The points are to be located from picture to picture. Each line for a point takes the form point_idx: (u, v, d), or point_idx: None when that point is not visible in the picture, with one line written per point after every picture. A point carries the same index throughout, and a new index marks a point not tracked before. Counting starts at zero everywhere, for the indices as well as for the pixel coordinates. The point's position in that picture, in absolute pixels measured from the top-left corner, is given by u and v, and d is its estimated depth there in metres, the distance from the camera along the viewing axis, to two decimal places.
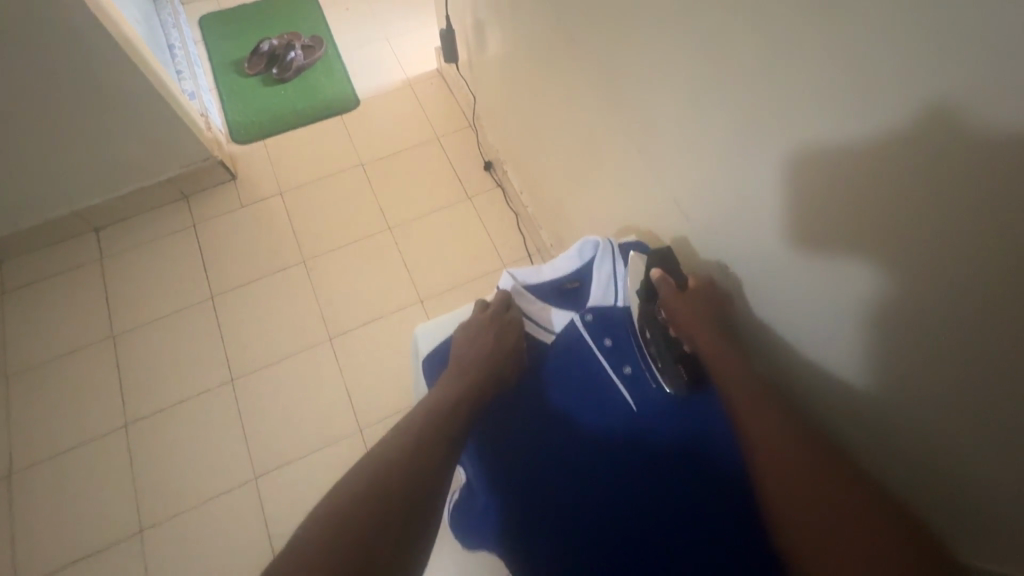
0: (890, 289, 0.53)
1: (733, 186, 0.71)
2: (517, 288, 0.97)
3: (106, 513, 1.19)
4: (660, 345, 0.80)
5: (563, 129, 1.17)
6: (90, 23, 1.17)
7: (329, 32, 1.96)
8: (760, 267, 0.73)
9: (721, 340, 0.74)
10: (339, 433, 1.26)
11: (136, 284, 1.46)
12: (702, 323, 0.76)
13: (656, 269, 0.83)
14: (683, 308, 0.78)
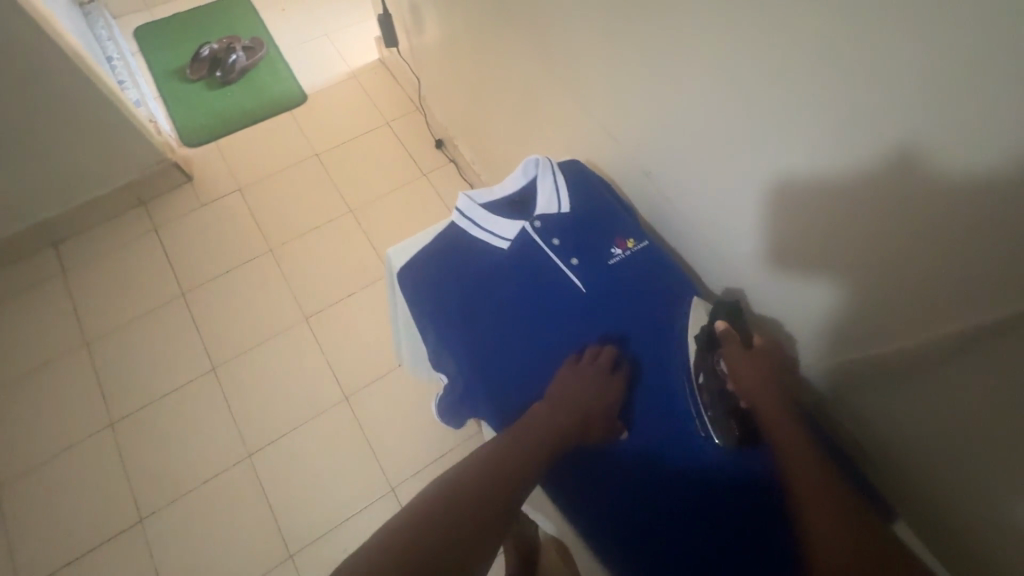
0: (879, 291, 0.62)
1: (715, 175, 0.76)
2: (463, 203, 0.77)
3: (105, 503, 1.27)
4: (716, 399, 0.68)
5: (498, 68, 1.19)
6: (49, 49, 1.26)
7: (268, 32, 1.98)
8: (761, 286, 0.80)
9: (786, 412, 0.64)
10: (327, 403, 1.38)
11: (102, 291, 1.52)
12: (769, 388, 0.66)
13: (723, 320, 0.70)
14: (750, 368, 0.67)
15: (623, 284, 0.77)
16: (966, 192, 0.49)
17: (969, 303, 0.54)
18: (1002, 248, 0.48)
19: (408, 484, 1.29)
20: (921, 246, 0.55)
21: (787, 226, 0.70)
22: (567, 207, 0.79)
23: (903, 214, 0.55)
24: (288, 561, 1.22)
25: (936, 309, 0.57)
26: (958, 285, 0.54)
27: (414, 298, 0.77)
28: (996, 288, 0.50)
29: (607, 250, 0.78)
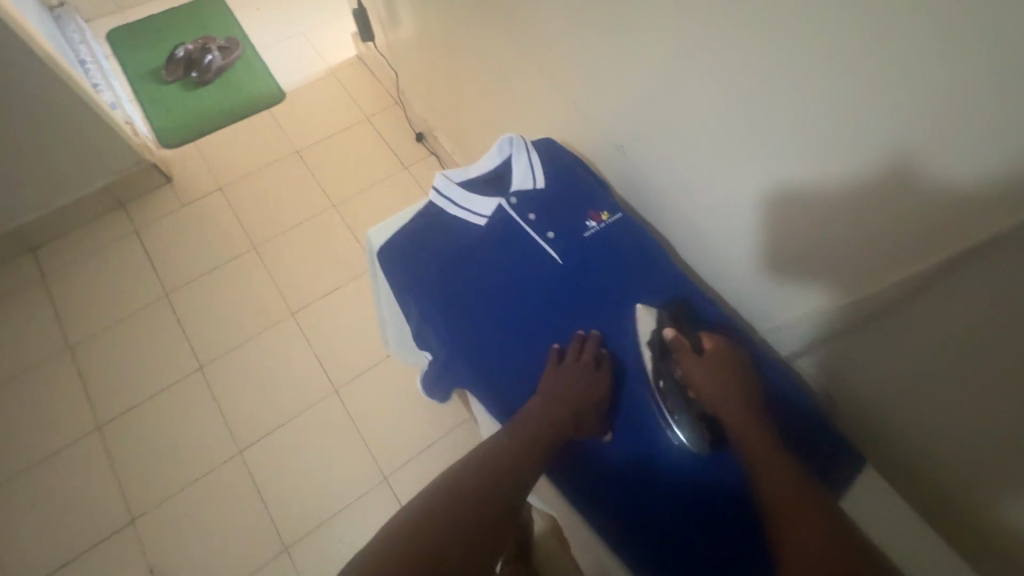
0: (873, 294, 0.65)
1: (710, 180, 0.78)
2: (440, 180, 0.79)
3: (95, 505, 1.26)
4: (680, 407, 0.68)
5: (474, 55, 1.20)
6: (22, 52, 1.26)
7: (243, 31, 1.97)
8: (757, 285, 0.83)
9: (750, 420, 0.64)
10: (317, 396, 1.38)
11: (84, 295, 1.51)
12: (729, 395, 0.66)
13: (670, 328, 0.71)
14: (706, 375, 0.67)
15: (600, 253, 0.78)
16: (914, 138, 0.52)
17: (925, 247, 0.57)
18: (952, 188, 0.51)
19: (400, 472, 1.30)
20: (880, 196, 0.58)
21: (755, 188, 0.72)
22: (542, 182, 0.80)
23: (862, 167, 0.58)
24: (284, 553, 1.22)
25: (895, 255, 0.60)
26: (913, 229, 0.57)
27: (395, 275, 0.78)
28: (949, 228, 0.53)
29: (582, 222, 0.80)
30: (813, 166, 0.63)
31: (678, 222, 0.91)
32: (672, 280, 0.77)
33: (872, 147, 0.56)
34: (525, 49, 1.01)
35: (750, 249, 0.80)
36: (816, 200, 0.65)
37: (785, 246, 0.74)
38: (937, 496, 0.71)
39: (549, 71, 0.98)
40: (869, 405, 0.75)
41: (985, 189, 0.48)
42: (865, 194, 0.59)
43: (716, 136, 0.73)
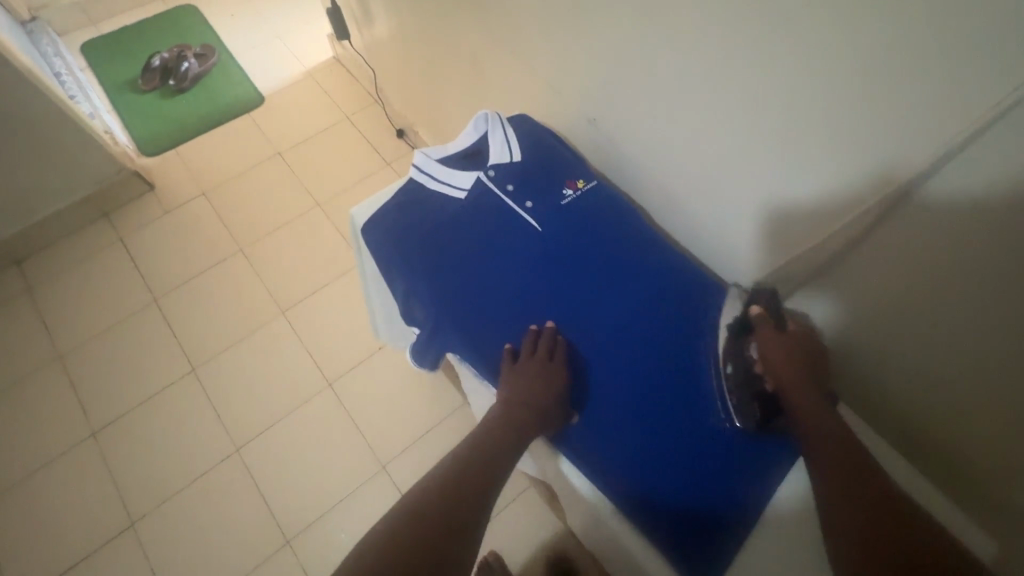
0: (892, 285, 0.66)
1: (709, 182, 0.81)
2: (419, 156, 0.81)
3: (93, 511, 1.26)
4: (742, 384, 0.67)
5: (448, 44, 1.23)
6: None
7: (219, 38, 1.98)
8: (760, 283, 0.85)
9: (818, 402, 0.62)
10: (311, 390, 1.39)
11: (70, 305, 1.51)
12: (800, 376, 0.64)
13: (758, 305, 0.69)
14: (782, 354, 0.65)
15: (577, 220, 0.81)
16: (866, 75, 0.55)
17: (881, 181, 0.60)
18: (903, 119, 0.55)
19: (398, 460, 1.32)
20: (836, 138, 0.61)
21: (720, 146, 0.76)
22: (518, 155, 0.83)
23: (819, 111, 0.61)
24: (286, 546, 1.23)
25: (853, 194, 0.64)
26: (870, 165, 0.60)
27: (379, 245, 0.79)
28: (902, 158, 0.57)
29: (559, 191, 0.83)
30: (773, 117, 0.66)
31: (659, 199, 0.94)
32: (646, 242, 0.81)
33: (827, 91, 0.59)
34: (497, 34, 1.04)
35: (719, 208, 0.83)
36: (778, 151, 0.68)
37: (766, 216, 0.76)
38: (912, 427, 0.75)
39: (522, 53, 1.01)
40: (838, 350, 0.78)
41: (934, 114, 0.52)
42: (823, 138, 0.63)
43: (683, 98, 0.76)
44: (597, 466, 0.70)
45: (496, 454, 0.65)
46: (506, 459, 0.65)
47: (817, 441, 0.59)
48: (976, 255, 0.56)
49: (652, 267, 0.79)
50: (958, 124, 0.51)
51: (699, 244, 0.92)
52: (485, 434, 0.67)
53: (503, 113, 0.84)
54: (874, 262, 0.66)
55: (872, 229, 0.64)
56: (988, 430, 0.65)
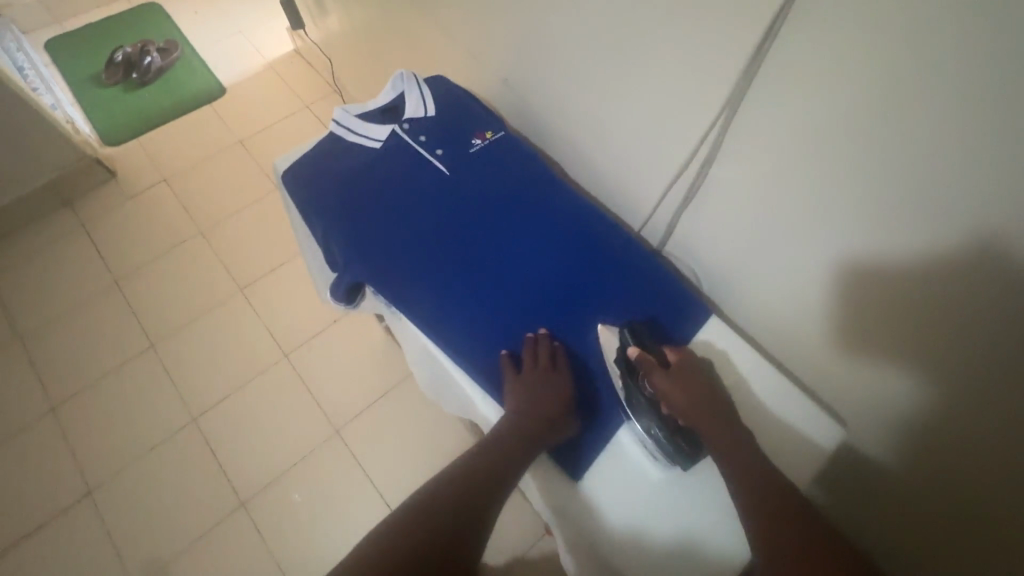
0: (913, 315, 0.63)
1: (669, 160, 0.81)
2: (338, 111, 0.87)
3: (52, 481, 1.30)
4: (656, 426, 0.67)
5: (388, 24, 1.30)
6: None
7: (182, 34, 2.04)
8: (758, 286, 0.81)
9: (721, 423, 0.65)
10: (267, 361, 1.44)
11: (32, 286, 1.55)
12: (702, 406, 0.66)
13: (634, 348, 0.70)
14: (678, 389, 0.67)
15: (483, 165, 0.85)
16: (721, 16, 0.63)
17: (719, 99, 0.69)
18: (724, 46, 0.64)
19: (352, 426, 1.37)
20: (685, 69, 0.70)
21: (604, 89, 0.84)
22: (432, 110, 0.88)
23: (672, 44, 0.69)
24: (240, 509, 1.28)
25: (703, 116, 0.72)
26: (715, 88, 0.68)
27: (298, 189, 0.84)
28: (728, 76, 0.66)
29: (469, 140, 0.87)
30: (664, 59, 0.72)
31: (574, 155, 0.99)
32: (544, 181, 0.84)
33: (690, 29, 0.67)
34: (425, 9, 1.11)
35: (616, 152, 0.90)
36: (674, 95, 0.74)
37: (773, 211, 0.72)
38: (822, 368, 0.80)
39: (447, 26, 1.08)
40: (793, 312, 0.78)
41: (744, 35, 0.61)
42: (695, 74, 0.70)
43: (574, 49, 0.84)
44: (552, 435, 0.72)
45: (504, 459, 0.66)
46: (513, 465, 0.66)
47: (736, 465, 0.62)
48: (793, 153, 0.65)
49: (546, 202, 0.83)
50: (759, 37, 0.60)
51: (610, 192, 0.96)
52: (487, 445, 0.67)
53: (419, 74, 0.90)
54: (728, 177, 0.74)
55: (723, 144, 0.72)
56: (859, 345, 0.71)
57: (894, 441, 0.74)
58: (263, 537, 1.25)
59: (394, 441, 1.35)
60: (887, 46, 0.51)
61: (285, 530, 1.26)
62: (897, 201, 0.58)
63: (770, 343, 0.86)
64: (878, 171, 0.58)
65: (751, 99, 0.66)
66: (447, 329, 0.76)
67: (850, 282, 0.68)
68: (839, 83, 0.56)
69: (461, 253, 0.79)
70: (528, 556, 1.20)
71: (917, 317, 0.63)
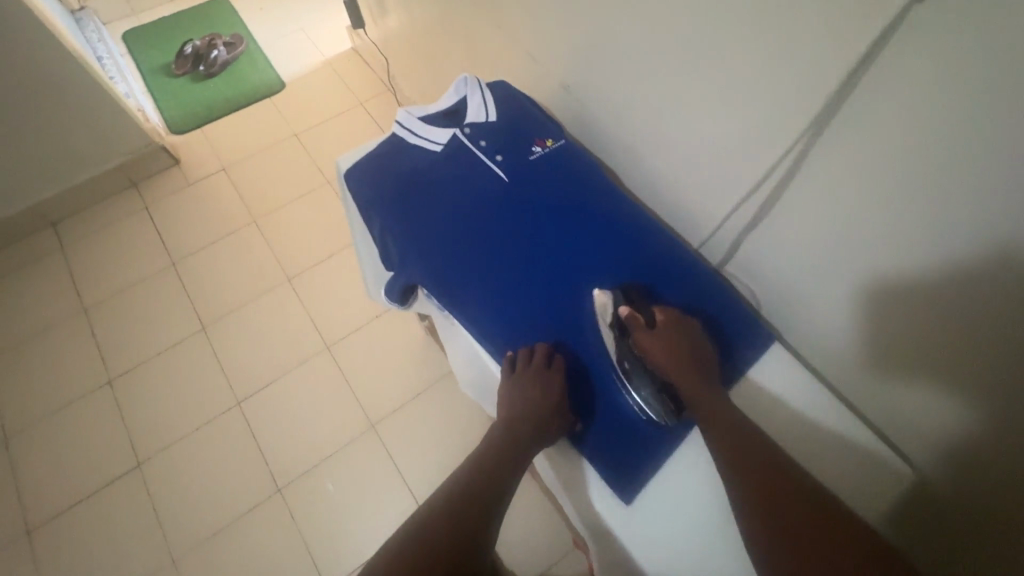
0: (1004, 373, 0.59)
1: (735, 176, 0.79)
2: (401, 111, 0.88)
3: (105, 450, 1.37)
4: (643, 382, 0.68)
5: (449, 26, 1.31)
6: (52, 48, 1.40)
7: (247, 29, 2.12)
8: (828, 314, 0.77)
9: (702, 383, 0.67)
10: (310, 351, 1.48)
11: (97, 263, 1.64)
12: (687, 368, 0.67)
13: (625, 307, 0.71)
14: (664, 349, 0.68)
15: (542, 174, 0.84)
16: (807, 37, 0.60)
17: (803, 118, 0.66)
18: (815, 63, 0.61)
19: (387, 421, 1.38)
20: (769, 84, 0.67)
21: (673, 101, 0.81)
22: (494, 116, 0.88)
23: (755, 59, 0.67)
24: (276, 494, 1.31)
25: (783, 134, 0.69)
26: (796, 109, 0.66)
27: (358, 185, 0.86)
28: (817, 95, 0.63)
29: (529, 148, 0.86)
30: (739, 76, 0.70)
31: (632, 166, 0.97)
32: (602, 191, 0.83)
33: (774, 47, 0.64)
34: (489, 12, 1.11)
35: (679, 165, 0.87)
36: (749, 111, 0.72)
37: (852, 241, 0.69)
38: (890, 411, 0.76)
39: (510, 30, 1.07)
40: (865, 350, 0.74)
41: (837, 55, 0.59)
42: (773, 92, 0.67)
43: (642, 62, 0.82)
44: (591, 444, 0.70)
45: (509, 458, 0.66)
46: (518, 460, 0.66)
47: (712, 420, 0.63)
48: (883, 180, 0.61)
49: (597, 211, 0.81)
50: (855, 56, 0.57)
51: (669, 206, 0.94)
52: (487, 450, 0.68)
53: (483, 78, 0.90)
54: (807, 198, 0.71)
55: (804, 164, 0.69)
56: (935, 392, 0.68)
57: (939, 459, 0.71)
58: (296, 523, 1.28)
59: (426, 440, 1.36)
60: (995, 82, 0.48)
61: (318, 519, 1.28)
62: (989, 243, 0.54)
63: (836, 379, 0.81)
64: (975, 206, 0.54)
65: (840, 119, 0.63)
66: (495, 336, 0.76)
67: (929, 319, 0.63)
68: (942, 108, 0.53)
69: (515, 260, 0.78)
70: (555, 568, 1.18)
71: (1007, 375, 0.59)
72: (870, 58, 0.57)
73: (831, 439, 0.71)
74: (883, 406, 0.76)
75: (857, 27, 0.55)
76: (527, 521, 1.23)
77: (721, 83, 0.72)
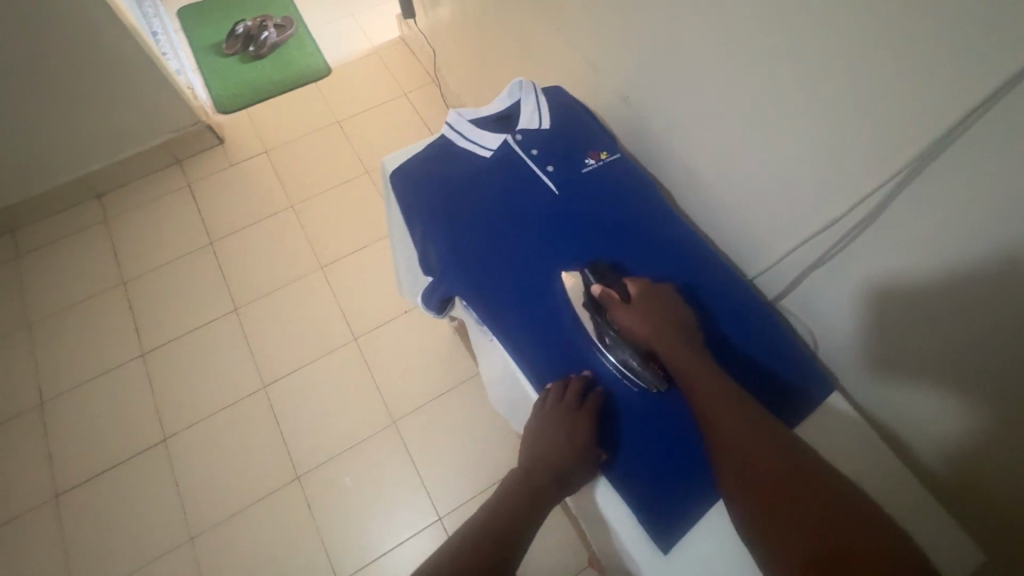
0: None
1: (803, 205, 0.74)
2: (451, 112, 0.85)
3: (133, 422, 1.40)
4: (628, 353, 0.66)
5: (503, 23, 1.27)
6: (109, 23, 1.42)
7: (298, 12, 2.12)
8: (893, 364, 0.72)
9: (688, 352, 0.63)
10: (337, 341, 1.48)
11: (138, 237, 1.68)
12: (669, 334, 0.64)
13: (598, 286, 0.69)
14: (641, 319, 0.65)
15: (594, 189, 0.80)
16: (901, 69, 0.55)
17: (899, 157, 0.59)
18: (919, 97, 0.55)
19: (408, 419, 1.37)
20: (861, 115, 0.61)
21: (741, 122, 0.76)
22: (547, 123, 0.85)
23: (845, 86, 0.61)
24: (293, 483, 1.31)
25: (862, 169, 0.64)
26: (880, 146, 0.61)
27: (405, 188, 0.84)
28: (921, 132, 0.56)
29: (582, 160, 0.83)
30: (815, 104, 0.65)
31: (686, 185, 0.93)
32: (654, 211, 0.79)
33: (860, 77, 0.59)
34: (548, 12, 1.07)
35: (739, 189, 0.83)
36: (823, 141, 0.67)
37: (931, 295, 0.62)
38: (954, 475, 0.70)
39: (567, 32, 1.03)
40: (930, 408, 0.69)
41: (953, 91, 0.52)
42: (853, 124, 0.62)
43: (708, 79, 0.78)
44: (631, 484, 0.65)
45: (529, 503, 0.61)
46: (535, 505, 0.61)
47: (698, 388, 0.60)
48: (988, 232, 0.55)
49: (647, 230, 0.77)
50: (976, 95, 0.50)
51: (725, 231, 0.89)
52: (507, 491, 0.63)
53: (538, 83, 0.86)
54: (891, 241, 0.65)
55: (892, 205, 0.63)
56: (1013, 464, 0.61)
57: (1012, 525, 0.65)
58: (312, 513, 1.28)
59: (446, 442, 1.34)
60: None
61: (332, 511, 1.28)
62: None
63: (895, 434, 0.75)
64: None
65: (934, 162, 0.57)
66: (530, 354, 0.72)
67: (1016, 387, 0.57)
68: None
69: (558, 279, 0.74)
70: None
71: None
72: (994, 99, 0.50)
73: (894, 489, 0.66)
74: (903, 423, 0.73)
75: (984, 63, 0.49)
76: (541, 536, 1.20)
77: (795, 108, 0.68)
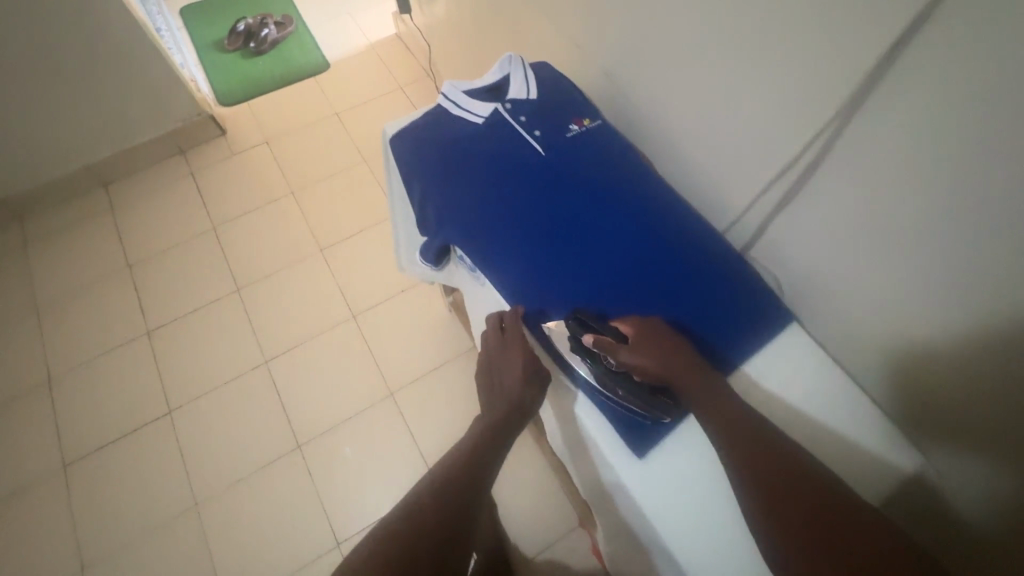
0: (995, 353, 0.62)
1: (756, 164, 0.81)
2: (447, 84, 0.93)
3: (139, 396, 1.45)
4: (633, 390, 0.69)
5: (495, 14, 1.35)
6: (117, 15, 1.49)
7: (298, 11, 2.20)
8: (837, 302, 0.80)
9: (692, 378, 0.67)
10: (336, 319, 1.53)
11: (143, 221, 1.73)
12: (670, 361, 0.68)
13: (589, 336, 0.71)
14: (642, 356, 0.68)
15: (580, 151, 0.88)
16: (824, 34, 0.63)
17: (826, 113, 0.67)
18: (840, 58, 0.63)
19: (405, 391, 1.43)
20: (798, 77, 0.69)
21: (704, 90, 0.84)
22: (534, 94, 0.92)
23: (783, 51, 0.69)
24: (295, 451, 1.37)
25: (800, 126, 0.71)
26: (812, 104, 0.68)
27: (405, 151, 0.91)
28: (842, 89, 0.64)
29: (566, 125, 0.91)
30: (762, 69, 0.73)
31: (662, 154, 1.01)
32: (633, 170, 0.87)
33: (794, 42, 0.67)
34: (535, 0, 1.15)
35: (705, 154, 0.90)
36: (770, 103, 0.74)
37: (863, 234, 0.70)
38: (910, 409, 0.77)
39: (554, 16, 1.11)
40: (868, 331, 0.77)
41: (863, 51, 0.60)
42: (792, 85, 0.70)
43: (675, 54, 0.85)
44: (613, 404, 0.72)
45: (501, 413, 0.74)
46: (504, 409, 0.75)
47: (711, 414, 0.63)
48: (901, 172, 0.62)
49: (629, 188, 0.85)
50: (881, 50, 0.58)
51: (697, 194, 0.97)
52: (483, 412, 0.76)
53: (526, 58, 0.94)
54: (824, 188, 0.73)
55: (828, 156, 0.70)
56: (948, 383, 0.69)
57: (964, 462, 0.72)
58: (311, 480, 1.33)
59: (441, 412, 1.40)
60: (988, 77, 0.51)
61: (332, 477, 1.33)
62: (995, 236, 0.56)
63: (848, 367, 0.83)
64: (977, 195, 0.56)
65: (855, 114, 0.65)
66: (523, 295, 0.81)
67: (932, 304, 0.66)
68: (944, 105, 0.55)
69: (548, 231, 0.82)
70: (557, 543, 1.21)
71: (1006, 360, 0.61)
72: (897, 52, 0.57)
73: (846, 412, 0.73)
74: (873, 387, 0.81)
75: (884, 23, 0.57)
76: (533, 495, 1.26)
77: (745, 74, 0.75)
